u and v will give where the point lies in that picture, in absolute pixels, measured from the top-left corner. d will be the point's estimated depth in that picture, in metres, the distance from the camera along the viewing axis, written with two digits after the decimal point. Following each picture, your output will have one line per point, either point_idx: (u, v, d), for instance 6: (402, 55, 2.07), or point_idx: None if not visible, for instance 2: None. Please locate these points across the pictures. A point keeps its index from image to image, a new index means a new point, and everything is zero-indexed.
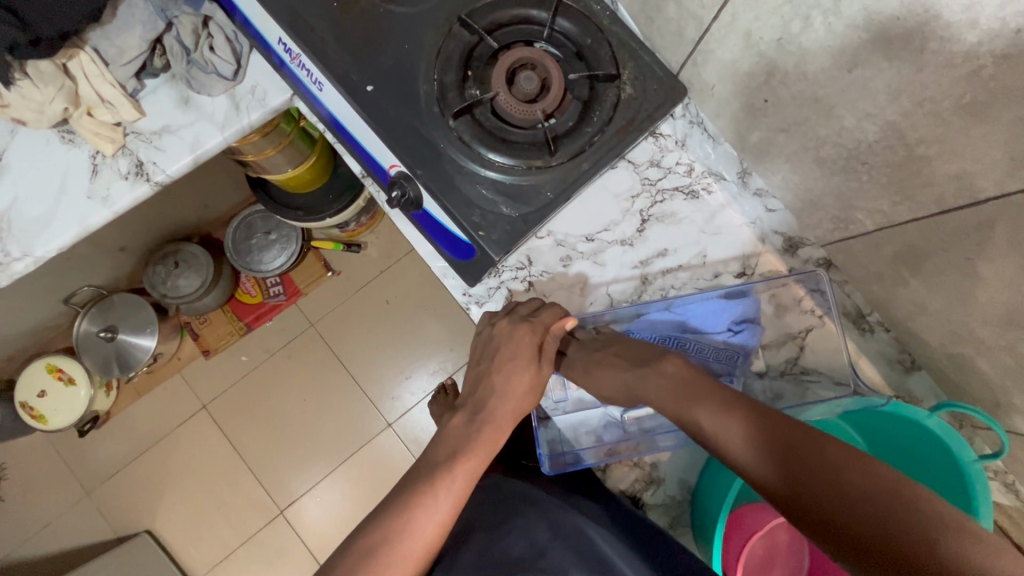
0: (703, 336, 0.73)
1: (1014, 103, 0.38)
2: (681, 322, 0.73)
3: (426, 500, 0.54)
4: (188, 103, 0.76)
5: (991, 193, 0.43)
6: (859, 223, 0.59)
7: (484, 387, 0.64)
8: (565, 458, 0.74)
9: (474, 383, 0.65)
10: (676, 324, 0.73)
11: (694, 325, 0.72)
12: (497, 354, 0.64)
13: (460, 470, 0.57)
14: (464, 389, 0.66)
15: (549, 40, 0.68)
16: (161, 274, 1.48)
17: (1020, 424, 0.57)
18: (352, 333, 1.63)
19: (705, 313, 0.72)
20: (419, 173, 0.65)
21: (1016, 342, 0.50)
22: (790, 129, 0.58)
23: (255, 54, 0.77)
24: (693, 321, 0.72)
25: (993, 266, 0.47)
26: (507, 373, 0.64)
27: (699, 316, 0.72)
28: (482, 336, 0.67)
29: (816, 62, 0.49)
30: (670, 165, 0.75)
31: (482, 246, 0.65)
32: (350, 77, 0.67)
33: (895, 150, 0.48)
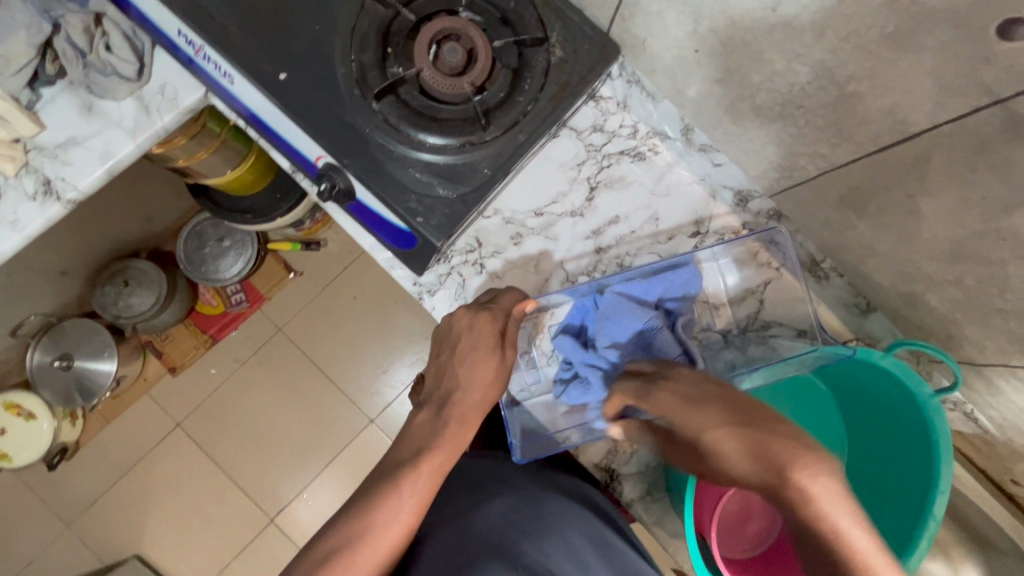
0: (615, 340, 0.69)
1: (937, 27, 0.36)
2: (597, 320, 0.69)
3: (392, 505, 0.52)
4: (91, 110, 0.70)
5: (923, 125, 0.42)
6: (802, 169, 0.57)
7: (449, 381, 0.61)
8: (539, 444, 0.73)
9: (433, 376, 0.63)
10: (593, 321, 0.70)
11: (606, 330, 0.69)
12: (458, 345, 0.61)
13: (424, 468, 0.55)
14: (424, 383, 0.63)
15: (470, 8, 0.64)
16: (111, 294, 1.42)
17: (973, 355, 0.57)
18: (322, 335, 1.59)
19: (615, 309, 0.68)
20: (346, 163, 0.62)
21: (962, 275, 0.50)
22: (724, 79, 0.55)
23: (159, 50, 0.70)
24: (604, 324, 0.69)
25: (933, 201, 0.46)
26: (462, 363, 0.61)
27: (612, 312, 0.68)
28: (442, 324, 0.64)
29: (740, 4, 0.47)
30: (614, 128, 0.73)
31: (422, 233, 0.62)
32: (262, 66, 0.63)
33: (827, 90, 0.46)
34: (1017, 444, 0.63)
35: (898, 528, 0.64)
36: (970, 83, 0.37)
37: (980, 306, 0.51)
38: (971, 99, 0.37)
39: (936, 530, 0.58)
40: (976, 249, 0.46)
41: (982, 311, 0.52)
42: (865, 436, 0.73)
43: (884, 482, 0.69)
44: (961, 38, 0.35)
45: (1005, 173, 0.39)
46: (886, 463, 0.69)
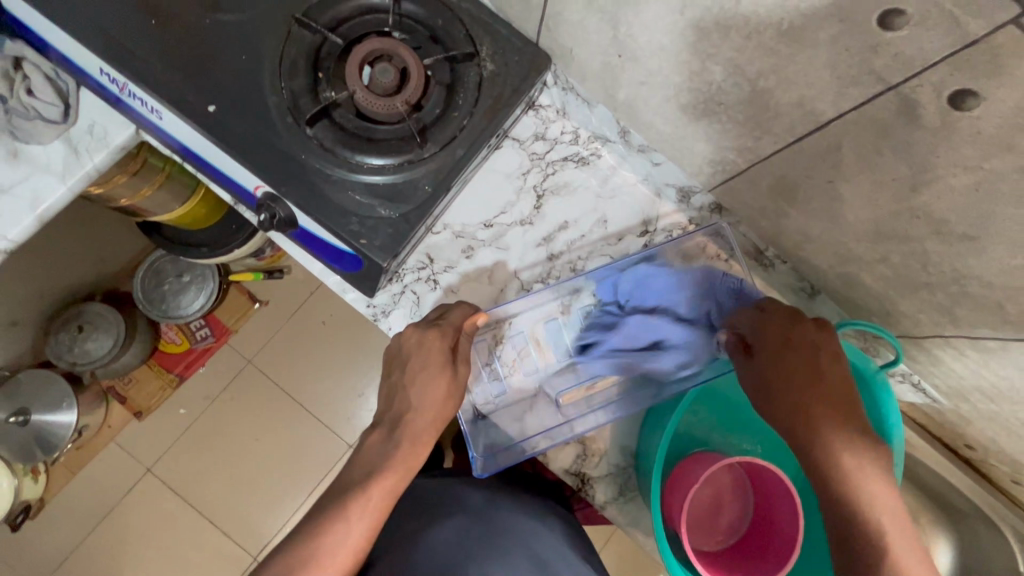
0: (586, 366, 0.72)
1: (826, 22, 0.37)
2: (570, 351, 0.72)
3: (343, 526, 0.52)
4: (17, 156, 0.68)
5: (831, 114, 0.43)
6: (733, 163, 0.59)
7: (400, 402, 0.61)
8: (507, 454, 0.72)
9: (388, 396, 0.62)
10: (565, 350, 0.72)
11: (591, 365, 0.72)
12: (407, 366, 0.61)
13: (380, 491, 0.55)
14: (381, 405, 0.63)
15: (398, 28, 0.64)
16: (65, 342, 1.38)
17: (911, 328, 0.60)
18: (293, 364, 1.56)
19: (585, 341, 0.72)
20: (284, 191, 0.61)
21: (888, 253, 0.52)
22: (649, 81, 0.57)
23: (85, 90, 0.69)
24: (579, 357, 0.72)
25: (852, 184, 0.48)
26: (417, 382, 0.61)
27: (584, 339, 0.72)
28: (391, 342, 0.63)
29: (651, 9, 0.48)
30: (556, 136, 0.74)
31: (367, 255, 0.61)
32: (187, 98, 0.60)
33: (741, 86, 0.48)
34: (963, 409, 0.66)
35: None
36: (864, 72, 0.38)
37: (909, 281, 0.53)
38: (867, 86, 0.39)
39: (894, 503, 0.61)
40: (896, 227, 0.48)
41: (911, 285, 0.54)
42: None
43: None
44: (849, 30, 0.36)
45: (909, 154, 0.41)
46: None
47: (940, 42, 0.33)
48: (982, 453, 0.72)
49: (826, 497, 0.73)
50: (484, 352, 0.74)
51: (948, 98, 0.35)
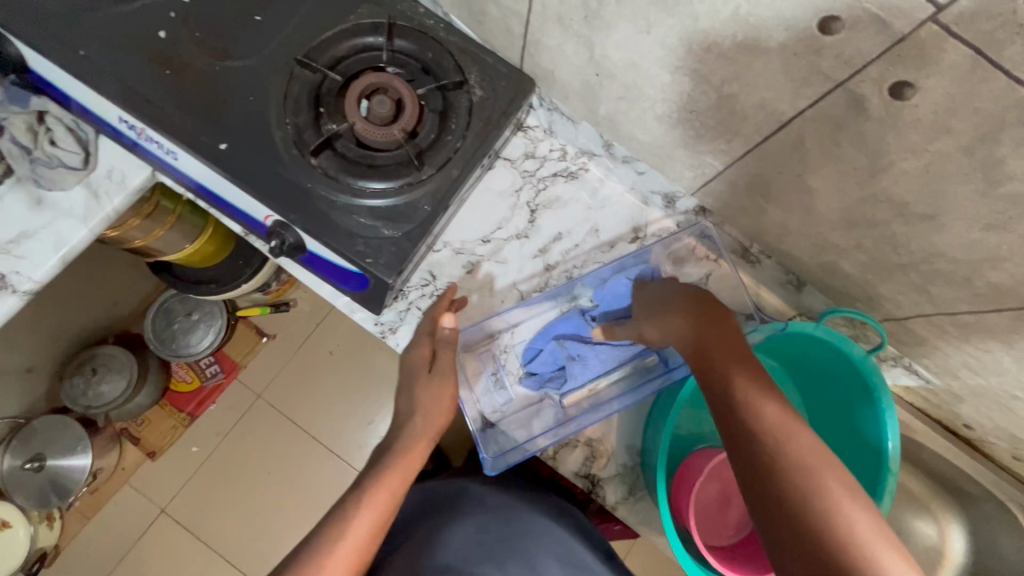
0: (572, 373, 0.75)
1: (774, 31, 0.41)
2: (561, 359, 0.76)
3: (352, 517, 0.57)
4: (41, 203, 0.72)
5: (792, 113, 0.47)
6: (711, 166, 0.63)
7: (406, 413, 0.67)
8: (512, 454, 0.75)
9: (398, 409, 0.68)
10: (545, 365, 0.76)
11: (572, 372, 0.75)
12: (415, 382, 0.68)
13: None
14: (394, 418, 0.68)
15: (392, 62, 0.69)
16: (80, 385, 1.40)
17: (894, 310, 0.62)
18: (302, 395, 1.58)
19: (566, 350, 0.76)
20: (293, 218, 0.65)
21: (861, 238, 0.55)
22: (625, 95, 0.61)
23: (104, 138, 0.74)
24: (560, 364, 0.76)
25: (818, 177, 0.52)
26: None
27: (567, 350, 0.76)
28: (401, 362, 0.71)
29: (621, 31, 0.53)
30: (544, 153, 0.79)
31: (373, 273, 0.65)
32: (201, 138, 0.65)
33: (709, 94, 0.52)
34: (955, 388, 0.68)
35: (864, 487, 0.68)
36: (815, 73, 0.42)
37: (884, 264, 0.57)
38: (819, 86, 0.43)
39: (895, 484, 0.63)
40: (864, 213, 0.52)
41: (886, 268, 0.57)
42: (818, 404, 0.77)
43: (846, 444, 0.73)
44: (795, 37, 0.41)
45: (864, 144, 0.45)
46: (844, 425, 0.73)
47: (874, 41, 0.37)
48: (981, 432, 0.74)
49: None
50: (489, 361, 0.79)
51: (889, 90, 0.39)
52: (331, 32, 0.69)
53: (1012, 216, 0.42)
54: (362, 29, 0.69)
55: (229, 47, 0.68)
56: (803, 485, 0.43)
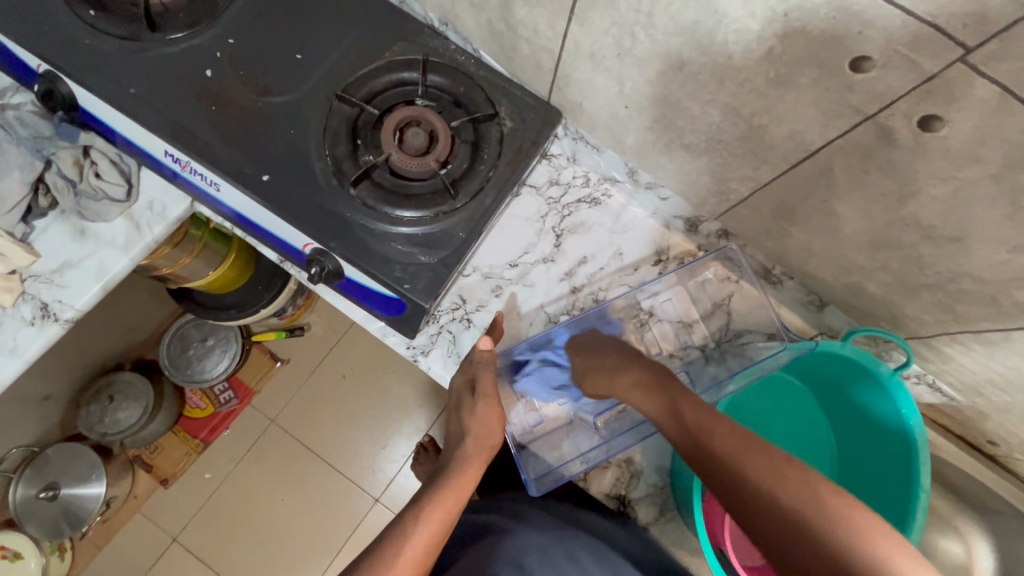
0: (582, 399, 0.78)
1: (806, 69, 0.44)
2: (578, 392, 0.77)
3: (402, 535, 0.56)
4: (84, 234, 0.75)
5: (820, 143, 0.50)
6: (736, 192, 0.65)
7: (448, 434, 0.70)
8: (551, 478, 0.77)
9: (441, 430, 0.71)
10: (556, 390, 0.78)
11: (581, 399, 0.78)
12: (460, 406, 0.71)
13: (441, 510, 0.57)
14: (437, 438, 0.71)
15: (426, 96, 0.72)
16: (96, 413, 1.40)
17: (918, 329, 0.64)
18: (316, 420, 1.58)
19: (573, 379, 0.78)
20: (333, 246, 0.67)
21: (886, 259, 0.57)
22: (653, 126, 0.64)
23: (145, 170, 0.76)
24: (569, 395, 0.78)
25: (845, 202, 0.54)
26: None
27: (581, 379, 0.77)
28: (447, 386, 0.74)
29: (653, 67, 0.56)
30: (569, 180, 0.82)
31: (411, 298, 0.67)
32: (244, 170, 0.68)
33: (738, 125, 0.55)
34: (980, 404, 0.69)
35: (894, 504, 0.68)
36: (845, 106, 0.45)
37: (909, 284, 0.59)
38: (848, 118, 0.46)
39: (927, 501, 0.64)
40: (890, 236, 0.54)
41: (912, 288, 0.59)
42: (845, 421, 0.78)
43: (874, 462, 0.73)
44: (826, 74, 0.43)
45: (892, 172, 0.47)
46: (870, 443, 0.74)
47: (905, 78, 0.40)
48: (1006, 448, 0.75)
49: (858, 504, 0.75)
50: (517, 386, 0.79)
51: (918, 122, 0.42)
52: (367, 68, 0.72)
53: None
54: (396, 65, 0.73)
55: (271, 84, 0.71)
56: (795, 516, 0.46)
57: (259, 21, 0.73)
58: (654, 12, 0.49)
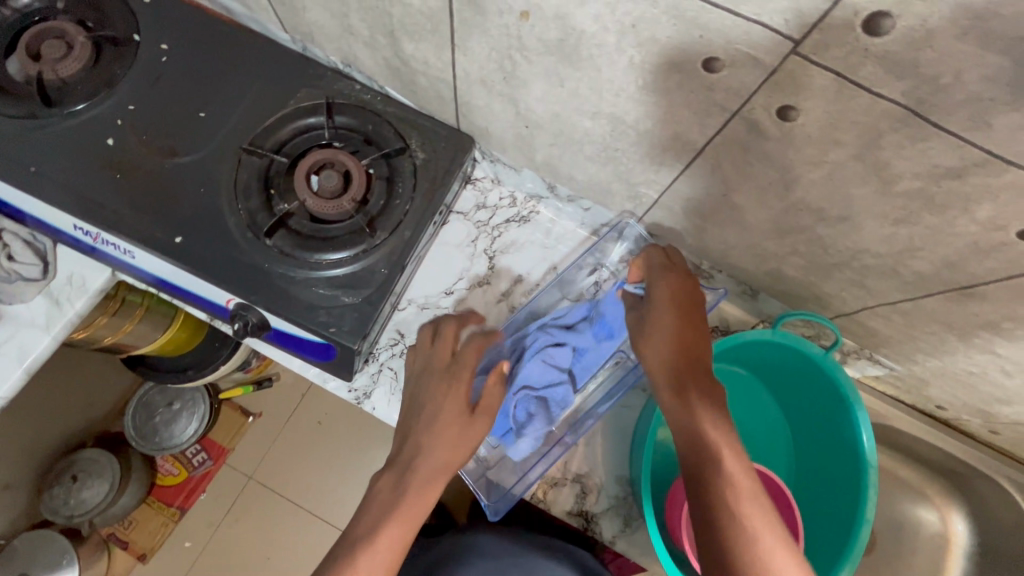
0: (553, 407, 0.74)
1: (668, 74, 0.45)
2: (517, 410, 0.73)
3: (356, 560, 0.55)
4: (0, 318, 0.72)
5: (703, 141, 0.51)
6: (647, 195, 0.66)
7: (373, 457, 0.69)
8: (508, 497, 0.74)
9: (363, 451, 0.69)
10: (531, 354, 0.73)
11: (535, 369, 0.73)
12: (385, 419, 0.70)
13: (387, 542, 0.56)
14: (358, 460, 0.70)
15: (335, 138, 0.73)
16: (60, 495, 1.35)
17: (842, 306, 0.65)
18: (293, 470, 1.53)
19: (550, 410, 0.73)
20: (253, 299, 0.66)
21: (795, 244, 0.58)
22: (556, 142, 0.65)
23: (61, 246, 0.75)
24: (541, 362, 0.73)
25: (742, 194, 0.55)
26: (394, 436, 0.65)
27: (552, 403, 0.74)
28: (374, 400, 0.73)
29: (538, 86, 0.56)
30: (495, 202, 0.82)
31: (338, 341, 0.66)
32: (155, 234, 0.67)
33: (628, 132, 0.56)
34: (917, 371, 0.70)
35: (848, 481, 0.70)
36: (712, 106, 0.46)
37: (822, 265, 0.59)
38: (718, 116, 0.47)
39: (876, 474, 0.66)
40: (791, 221, 0.55)
41: (826, 269, 0.60)
42: (789, 400, 0.78)
43: (822, 443, 0.74)
44: (686, 78, 0.44)
45: (772, 162, 0.48)
46: (816, 423, 0.74)
47: (753, 74, 0.41)
48: (953, 412, 0.75)
49: (816, 483, 0.75)
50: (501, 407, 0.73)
51: (777, 112, 0.43)
52: (273, 118, 0.73)
53: (913, 209, 0.45)
54: (302, 111, 0.73)
55: (177, 145, 0.71)
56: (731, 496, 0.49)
57: (159, 84, 0.73)
58: (522, 35, 0.50)
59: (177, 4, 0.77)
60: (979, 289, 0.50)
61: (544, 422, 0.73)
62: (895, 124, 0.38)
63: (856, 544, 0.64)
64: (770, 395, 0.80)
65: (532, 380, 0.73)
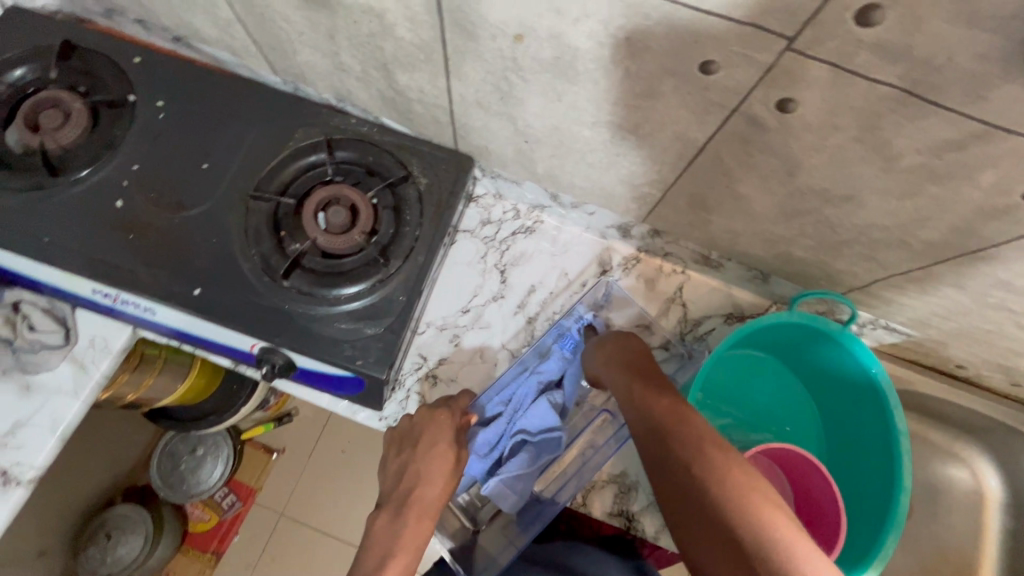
0: (541, 453, 0.75)
1: (665, 80, 0.46)
2: (505, 448, 0.76)
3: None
4: (30, 388, 0.73)
5: (704, 139, 0.52)
6: (651, 194, 0.67)
7: (409, 479, 0.65)
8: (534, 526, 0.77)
9: (399, 474, 0.66)
10: (531, 397, 0.77)
11: (535, 413, 0.76)
12: (419, 441, 0.67)
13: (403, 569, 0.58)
14: (390, 482, 0.66)
15: (338, 173, 0.74)
16: (96, 554, 1.35)
17: (854, 280, 0.66)
18: (323, 501, 1.53)
19: (544, 448, 0.75)
20: (278, 341, 0.67)
21: (802, 226, 0.59)
22: (556, 153, 0.66)
23: (79, 310, 0.76)
24: (543, 406, 0.76)
25: (746, 185, 0.56)
26: (430, 459, 0.66)
27: (540, 449, 0.75)
28: (400, 424, 0.71)
29: (534, 102, 0.57)
30: (499, 216, 0.83)
31: (366, 372, 0.67)
32: (174, 289, 0.68)
33: (628, 138, 0.57)
34: (934, 335, 0.71)
35: (883, 452, 0.70)
36: (711, 105, 0.47)
37: (830, 244, 0.61)
38: (717, 114, 0.48)
39: (910, 441, 0.66)
40: (797, 205, 0.56)
41: (834, 246, 0.61)
42: (811, 376, 0.79)
43: (850, 414, 0.75)
44: (683, 82, 0.46)
45: (774, 152, 0.49)
46: (842, 395, 0.76)
47: (749, 72, 0.42)
48: (973, 369, 0.76)
49: (852, 458, 0.76)
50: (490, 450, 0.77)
51: (776, 106, 0.44)
52: (275, 161, 0.74)
53: (917, 182, 0.46)
54: (303, 151, 0.74)
55: (184, 198, 0.72)
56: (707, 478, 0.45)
57: (159, 141, 0.74)
58: (517, 56, 0.51)
59: (168, 60, 0.78)
60: (990, 250, 0.51)
61: (524, 464, 0.75)
62: (893, 106, 0.40)
63: (898, 512, 0.65)
64: (791, 371, 0.82)
65: (529, 423, 0.76)
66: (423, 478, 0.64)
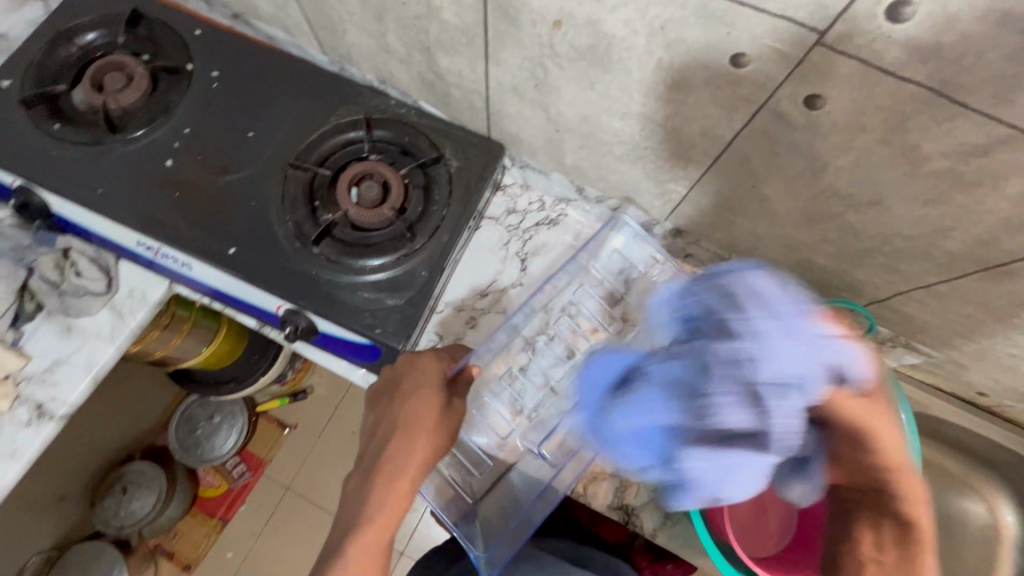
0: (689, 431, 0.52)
1: (696, 72, 0.48)
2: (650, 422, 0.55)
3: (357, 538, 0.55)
4: (70, 330, 0.78)
5: (731, 135, 0.53)
6: (675, 191, 0.68)
7: (385, 428, 0.63)
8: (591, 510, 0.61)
9: (376, 425, 0.64)
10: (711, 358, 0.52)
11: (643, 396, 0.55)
12: (397, 391, 0.65)
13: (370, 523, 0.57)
14: (369, 430, 0.64)
15: (374, 151, 0.77)
16: (111, 506, 1.41)
17: (874, 292, 0.66)
18: (330, 480, 1.56)
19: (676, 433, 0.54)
20: (303, 304, 0.70)
21: (825, 232, 0.60)
22: (585, 144, 0.67)
23: (122, 262, 0.80)
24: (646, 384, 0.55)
25: (770, 186, 0.57)
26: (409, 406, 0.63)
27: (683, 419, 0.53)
28: (383, 376, 0.68)
29: (568, 90, 0.59)
30: (525, 206, 0.85)
31: (383, 341, 0.69)
32: (211, 247, 0.72)
33: (657, 131, 0.58)
34: (955, 357, 0.70)
35: None
36: (739, 100, 0.48)
37: (854, 252, 0.60)
38: (745, 109, 0.49)
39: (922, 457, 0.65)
40: (820, 209, 0.56)
41: (858, 255, 0.61)
42: None
43: None
44: (713, 75, 0.47)
45: (800, 151, 0.50)
46: None
47: (779, 67, 0.43)
48: (994, 397, 0.75)
49: None
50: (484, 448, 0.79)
51: (804, 102, 0.45)
52: (316, 135, 0.77)
53: (942, 189, 0.46)
54: (342, 127, 0.78)
55: (229, 163, 0.76)
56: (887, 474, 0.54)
57: (211, 108, 0.78)
58: (555, 43, 0.54)
59: (225, 34, 0.82)
60: (1015, 266, 0.51)
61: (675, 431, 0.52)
62: (921, 107, 0.40)
63: None
64: None
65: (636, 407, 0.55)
66: (395, 436, 0.61)
